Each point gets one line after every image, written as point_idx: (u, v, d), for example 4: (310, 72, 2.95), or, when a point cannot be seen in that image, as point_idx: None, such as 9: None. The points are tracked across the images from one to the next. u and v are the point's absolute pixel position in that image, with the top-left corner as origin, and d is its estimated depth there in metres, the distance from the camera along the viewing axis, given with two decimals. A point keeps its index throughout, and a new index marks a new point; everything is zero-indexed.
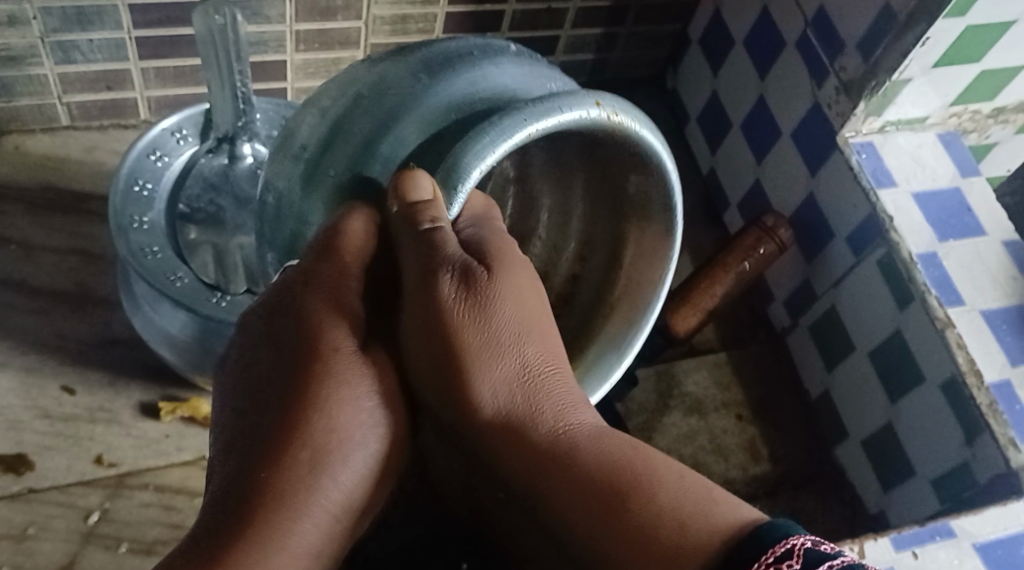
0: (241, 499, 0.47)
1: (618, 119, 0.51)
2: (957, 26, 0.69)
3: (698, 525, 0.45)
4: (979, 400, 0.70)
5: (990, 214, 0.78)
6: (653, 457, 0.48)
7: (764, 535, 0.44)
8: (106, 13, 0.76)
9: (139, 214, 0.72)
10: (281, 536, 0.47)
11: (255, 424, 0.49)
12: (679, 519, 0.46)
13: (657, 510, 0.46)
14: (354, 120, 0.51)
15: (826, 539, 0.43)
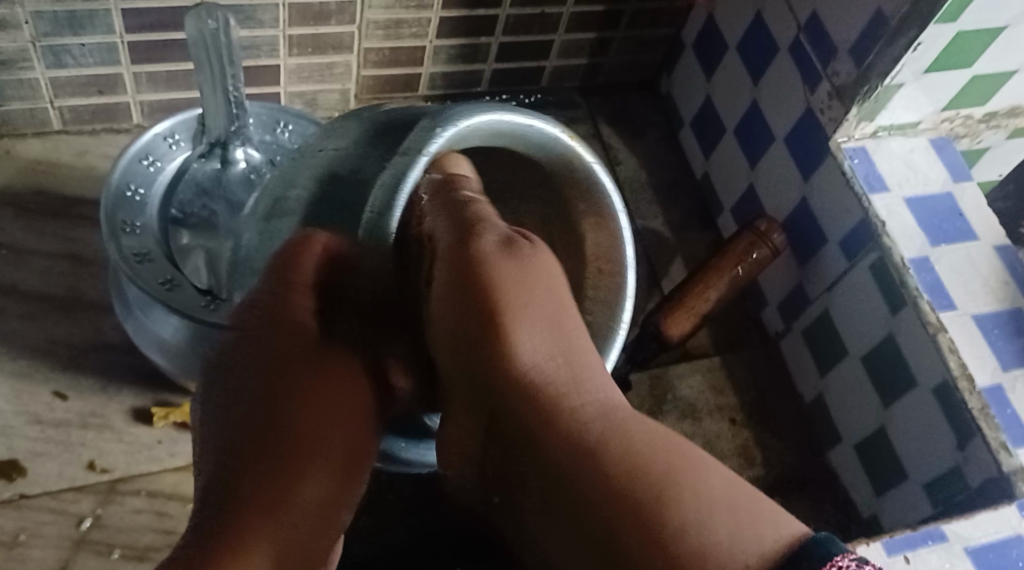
0: (216, 510, 0.52)
1: (520, 125, 0.62)
2: (949, 31, 0.70)
3: (727, 550, 0.52)
4: (971, 404, 0.71)
5: (982, 218, 0.78)
6: (643, 423, 0.57)
7: (826, 568, 0.48)
8: (98, 17, 0.76)
9: (130, 219, 0.72)
10: (285, 499, 0.54)
11: (253, 406, 0.57)
12: (704, 549, 0.52)
13: (661, 502, 0.53)
14: (301, 173, 0.62)
15: None
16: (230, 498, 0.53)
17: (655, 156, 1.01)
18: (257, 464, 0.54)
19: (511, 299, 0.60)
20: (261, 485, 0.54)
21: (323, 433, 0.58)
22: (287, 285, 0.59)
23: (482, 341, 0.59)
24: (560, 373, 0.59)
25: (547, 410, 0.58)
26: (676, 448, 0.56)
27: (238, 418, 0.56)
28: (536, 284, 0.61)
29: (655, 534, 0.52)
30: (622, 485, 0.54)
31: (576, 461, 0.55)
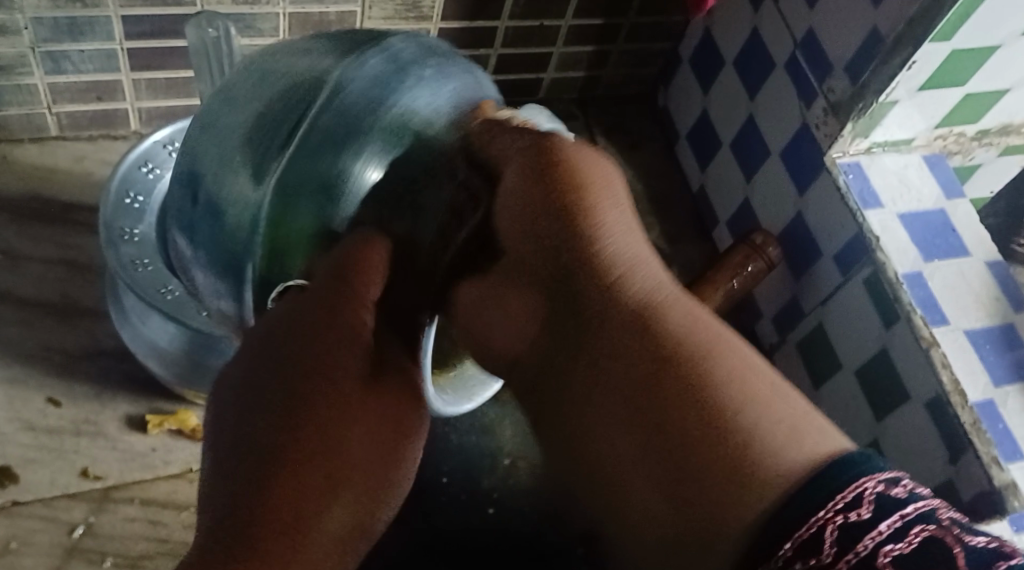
0: (246, 515, 0.47)
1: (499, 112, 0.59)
2: (943, 50, 0.70)
3: (773, 453, 0.44)
4: (963, 418, 0.71)
5: (975, 234, 0.79)
6: (716, 331, 0.50)
7: (846, 466, 0.42)
8: (99, 24, 0.76)
9: (129, 226, 0.73)
10: (322, 507, 0.48)
11: (280, 385, 0.50)
12: (749, 433, 0.45)
13: (725, 411, 0.46)
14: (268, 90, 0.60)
15: (897, 481, 0.42)
16: (256, 495, 0.47)
17: (650, 168, 1.02)
18: (286, 466, 0.48)
19: (582, 181, 0.55)
20: (293, 479, 0.48)
21: (353, 435, 0.50)
22: (350, 281, 0.53)
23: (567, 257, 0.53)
24: (626, 250, 0.53)
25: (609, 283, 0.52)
26: (733, 364, 0.48)
27: (265, 413, 0.50)
28: (606, 186, 0.55)
29: (709, 432, 0.46)
30: (706, 393, 0.47)
31: (635, 397, 0.49)
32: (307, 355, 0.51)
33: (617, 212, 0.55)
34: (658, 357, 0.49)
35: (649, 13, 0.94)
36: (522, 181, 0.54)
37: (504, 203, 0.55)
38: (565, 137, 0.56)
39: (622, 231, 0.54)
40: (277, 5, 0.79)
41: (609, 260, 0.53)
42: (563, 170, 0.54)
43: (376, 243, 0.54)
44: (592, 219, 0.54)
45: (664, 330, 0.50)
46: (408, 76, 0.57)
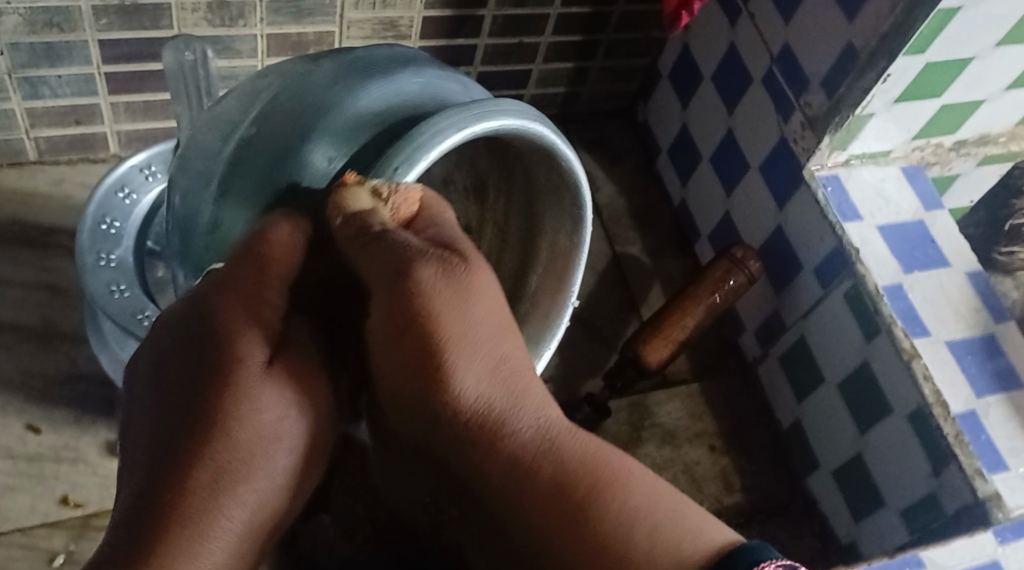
0: (151, 515, 0.47)
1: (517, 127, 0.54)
2: (917, 63, 0.71)
3: (663, 568, 0.51)
4: (945, 430, 0.71)
5: (953, 246, 0.79)
6: (602, 467, 0.53)
7: (741, 555, 0.50)
8: (75, 49, 0.76)
9: (107, 251, 0.72)
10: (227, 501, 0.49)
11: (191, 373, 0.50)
12: (629, 535, 0.51)
13: (621, 539, 0.51)
14: (231, 119, 0.57)
15: (802, 566, 0.49)
16: (163, 517, 0.47)
17: (632, 183, 1.02)
18: (192, 465, 0.48)
19: (434, 319, 0.50)
20: (203, 490, 0.48)
21: (262, 411, 0.50)
22: (257, 274, 0.51)
23: (440, 420, 0.53)
24: (502, 394, 0.53)
25: (490, 431, 0.53)
26: (638, 482, 0.53)
27: (172, 422, 0.49)
28: (473, 296, 0.51)
29: (592, 555, 0.51)
30: (591, 523, 0.52)
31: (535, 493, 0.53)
32: (212, 334, 0.50)
33: (488, 349, 0.52)
34: (542, 499, 0.52)
35: (628, 30, 0.94)
36: (383, 309, 0.50)
37: (377, 329, 0.51)
38: (427, 256, 0.50)
39: (483, 362, 0.52)
40: (254, 27, 0.79)
41: (489, 412, 0.53)
42: (417, 307, 0.49)
43: (295, 231, 0.52)
44: (451, 379, 0.51)
45: (559, 466, 0.53)
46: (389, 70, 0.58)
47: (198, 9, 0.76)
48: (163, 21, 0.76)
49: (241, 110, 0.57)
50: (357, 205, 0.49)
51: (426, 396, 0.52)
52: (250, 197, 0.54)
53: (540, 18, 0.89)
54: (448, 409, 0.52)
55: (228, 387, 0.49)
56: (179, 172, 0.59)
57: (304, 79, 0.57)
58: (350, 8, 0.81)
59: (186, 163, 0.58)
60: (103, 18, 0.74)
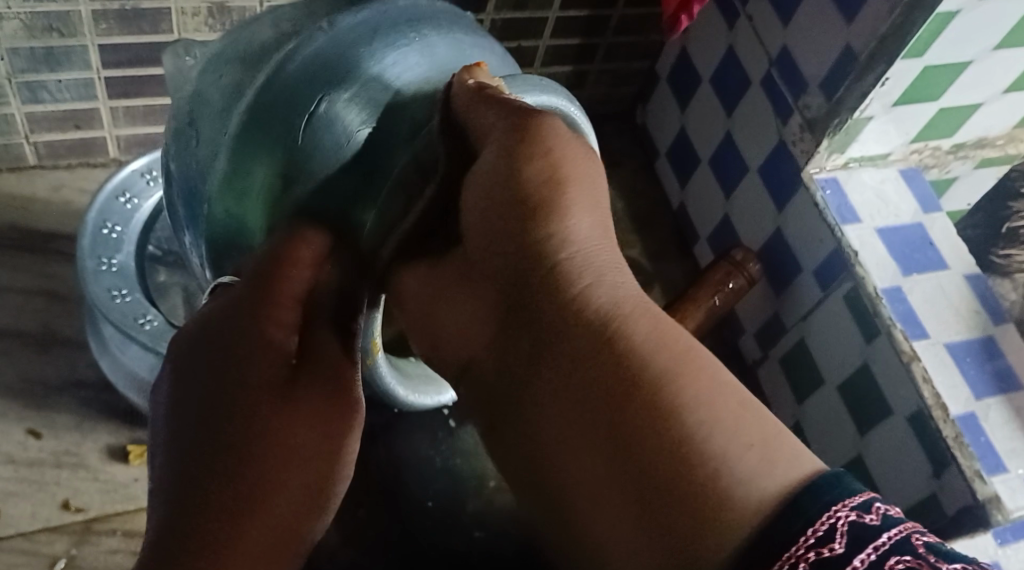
0: (179, 533, 0.46)
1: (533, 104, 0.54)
2: (915, 66, 0.71)
3: (747, 483, 0.44)
4: (944, 432, 0.72)
5: (951, 248, 0.80)
6: (713, 373, 0.47)
7: (822, 489, 0.43)
8: (75, 53, 0.76)
9: (107, 256, 0.72)
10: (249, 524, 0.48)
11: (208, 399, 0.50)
12: (717, 464, 0.44)
13: (714, 456, 0.44)
14: (252, 67, 0.55)
15: (870, 507, 0.42)
16: (213, 490, 0.48)
17: (631, 186, 1.02)
18: (228, 442, 0.49)
19: (557, 184, 0.50)
20: (240, 468, 0.48)
21: (283, 432, 0.50)
22: (268, 297, 0.52)
23: (524, 274, 0.50)
24: (602, 250, 0.50)
25: (557, 286, 0.49)
26: (720, 375, 0.47)
27: (204, 408, 0.50)
28: (586, 172, 0.51)
29: (685, 474, 0.44)
30: (677, 424, 0.45)
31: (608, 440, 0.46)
32: (221, 332, 0.51)
33: (589, 218, 0.50)
34: (621, 404, 0.46)
35: (626, 33, 0.95)
36: (494, 158, 0.50)
37: (474, 185, 0.50)
38: (540, 115, 0.51)
39: (592, 213, 0.50)
40: None
41: (563, 267, 0.49)
42: (531, 200, 0.50)
43: (307, 242, 0.52)
44: (560, 219, 0.49)
45: (636, 369, 0.46)
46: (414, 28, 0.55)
47: (198, 14, 0.76)
48: (163, 26, 0.76)
49: (259, 59, 0.55)
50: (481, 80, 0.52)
51: (524, 251, 0.50)
52: (256, 154, 0.53)
53: (539, 21, 0.90)
54: (534, 243, 0.49)
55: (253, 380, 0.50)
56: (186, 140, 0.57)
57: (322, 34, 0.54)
58: None
59: (195, 117, 0.56)
60: (103, 23, 0.74)
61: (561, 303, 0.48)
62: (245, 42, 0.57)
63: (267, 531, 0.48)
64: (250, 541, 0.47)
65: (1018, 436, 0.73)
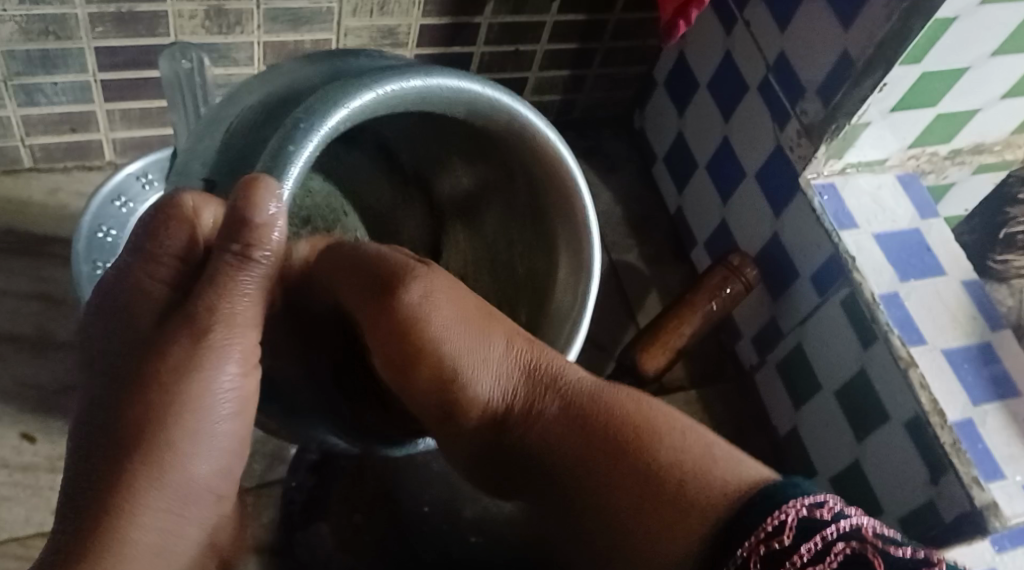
0: (108, 463, 0.50)
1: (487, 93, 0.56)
2: (913, 72, 0.71)
3: (717, 488, 0.54)
4: (942, 438, 0.71)
5: (948, 254, 0.80)
6: (663, 431, 0.58)
7: (779, 492, 0.52)
8: (71, 56, 0.76)
9: (104, 259, 0.72)
10: (175, 464, 0.51)
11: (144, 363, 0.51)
12: (704, 482, 0.55)
13: (681, 486, 0.55)
14: (228, 104, 0.56)
15: (821, 505, 0.51)
16: (108, 479, 0.49)
17: (629, 191, 1.02)
18: (127, 436, 0.50)
19: (427, 326, 0.57)
20: (141, 464, 0.49)
21: (217, 396, 0.52)
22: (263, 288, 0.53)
23: (459, 419, 0.59)
24: (520, 383, 0.59)
25: (498, 422, 0.60)
26: (674, 432, 0.58)
27: (106, 391, 0.51)
28: (466, 300, 0.59)
29: (655, 502, 0.55)
30: (634, 460, 0.57)
31: (623, 483, 0.56)
32: (131, 315, 0.52)
33: (496, 354, 0.59)
34: (611, 460, 0.57)
35: (623, 38, 0.95)
36: (381, 345, 0.58)
37: (372, 332, 0.58)
38: (415, 280, 0.57)
39: (499, 360, 0.59)
40: (251, 34, 0.80)
41: (499, 410, 0.60)
42: (407, 328, 0.57)
43: (269, 227, 0.50)
44: (468, 395, 0.59)
45: (615, 435, 0.58)
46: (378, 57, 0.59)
47: (195, 17, 0.76)
48: (160, 29, 0.76)
49: (237, 95, 0.57)
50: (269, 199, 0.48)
51: (455, 406, 0.59)
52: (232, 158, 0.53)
53: (536, 26, 0.90)
54: (466, 410, 0.59)
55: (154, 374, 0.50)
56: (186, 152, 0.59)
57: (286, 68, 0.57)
58: (347, 16, 0.81)
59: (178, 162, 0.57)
60: (99, 26, 0.74)
61: (485, 415, 0.60)
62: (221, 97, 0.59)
63: (155, 514, 0.50)
64: (177, 480, 0.51)
65: (1016, 442, 0.73)
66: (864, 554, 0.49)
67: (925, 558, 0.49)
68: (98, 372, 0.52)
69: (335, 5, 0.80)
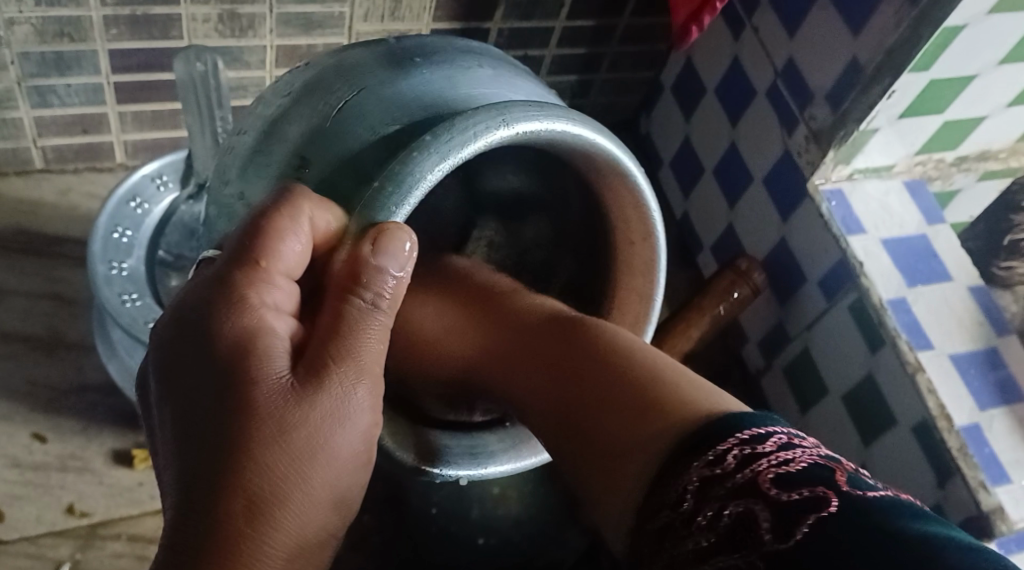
0: (216, 491, 0.47)
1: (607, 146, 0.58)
2: (921, 79, 0.72)
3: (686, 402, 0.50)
4: (949, 443, 0.72)
5: (955, 259, 0.80)
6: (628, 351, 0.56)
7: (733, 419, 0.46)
8: (85, 58, 0.76)
9: (119, 260, 0.73)
10: (287, 495, 0.48)
11: (221, 385, 0.48)
12: (653, 386, 0.52)
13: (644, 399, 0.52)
14: (355, 118, 0.57)
15: (766, 437, 0.45)
16: (216, 535, 0.46)
17: None
18: (234, 489, 0.47)
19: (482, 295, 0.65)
20: (248, 518, 0.47)
21: (319, 403, 0.49)
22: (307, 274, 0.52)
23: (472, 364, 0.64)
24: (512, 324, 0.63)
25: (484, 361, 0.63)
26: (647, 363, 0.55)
27: (198, 437, 0.48)
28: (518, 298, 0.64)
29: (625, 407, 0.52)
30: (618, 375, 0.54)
31: (601, 406, 0.54)
32: (221, 345, 0.49)
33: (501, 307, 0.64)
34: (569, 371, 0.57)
35: (631, 43, 0.95)
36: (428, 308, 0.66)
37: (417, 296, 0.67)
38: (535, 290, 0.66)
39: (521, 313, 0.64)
40: (263, 38, 0.80)
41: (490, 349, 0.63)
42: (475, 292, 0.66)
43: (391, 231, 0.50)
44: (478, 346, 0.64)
45: (579, 348, 0.58)
46: (473, 70, 0.60)
47: (209, 20, 0.77)
48: (173, 32, 0.76)
49: (369, 113, 0.57)
50: (387, 239, 0.50)
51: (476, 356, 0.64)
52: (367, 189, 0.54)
53: (546, 30, 0.90)
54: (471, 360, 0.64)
55: (263, 411, 0.48)
56: (316, 62, 0.62)
57: (438, 91, 0.58)
58: (358, 20, 0.82)
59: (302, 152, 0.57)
60: (114, 28, 0.75)
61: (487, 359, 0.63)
62: (333, 89, 0.59)
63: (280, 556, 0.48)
64: (283, 520, 0.48)
65: (1021, 447, 0.73)
66: (754, 515, 0.42)
67: (833, 495, 0.42)
68: (186, 412, 0.49)
69: (347, 9, 0.80)
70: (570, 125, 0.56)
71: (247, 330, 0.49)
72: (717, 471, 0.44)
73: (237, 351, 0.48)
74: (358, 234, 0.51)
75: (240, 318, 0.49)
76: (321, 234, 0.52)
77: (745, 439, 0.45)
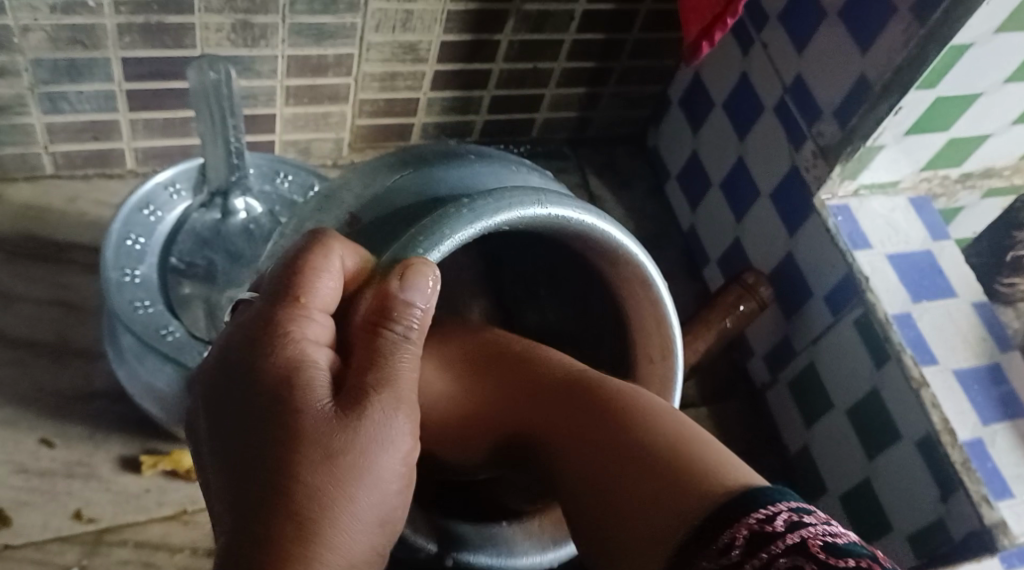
0: (265, 514, 0.46)
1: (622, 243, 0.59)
2: (928, 97, 0.72)
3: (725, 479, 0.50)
4: (953, 457, 0.73)
5: (961, 276, 0.81)
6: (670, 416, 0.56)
7: (759, 498, 0.48)
8: (98, 65, 0.77)
9: (130, 267, 0.73)
10: (336, 517, 0.47)
11: (266, 411, 0.48)
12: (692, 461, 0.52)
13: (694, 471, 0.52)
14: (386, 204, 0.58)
15: (772, 519, 0.46)
16: (268, 557, 0.45)
17: (641, 208, 1.03)
18: (283, 509, 0.46)
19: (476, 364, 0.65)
20: (300, 543, 0.46)
21: (363, 428, 0.48)
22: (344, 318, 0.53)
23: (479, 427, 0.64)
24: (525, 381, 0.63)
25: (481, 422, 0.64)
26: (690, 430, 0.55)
27: (245, 470, 0.47)
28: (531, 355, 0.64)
29: (666, 476, 0.52)
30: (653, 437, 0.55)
31: (627, 467, 0.54)
32: (263, 373, 0.49)
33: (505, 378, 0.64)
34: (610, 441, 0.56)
35: (639, 57, 0.96)
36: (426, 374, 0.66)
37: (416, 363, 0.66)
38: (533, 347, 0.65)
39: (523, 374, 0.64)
40: (275, 48, 0.80)
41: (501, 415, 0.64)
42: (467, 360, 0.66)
43: (419, 267, 0.51)
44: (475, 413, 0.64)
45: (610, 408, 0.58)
46: (494, 166, 0.62)
47: (222, 30, 0.77)
48: (186, 40, 0.77)
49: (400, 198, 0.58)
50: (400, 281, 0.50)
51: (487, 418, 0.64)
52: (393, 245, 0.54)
53: (555, 44, 0.91)
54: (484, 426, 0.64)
55: (307, 435, 0.47)
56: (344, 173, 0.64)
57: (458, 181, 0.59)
58: (369, 31, 0.82)
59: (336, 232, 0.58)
60: (127, 37, 0.75)
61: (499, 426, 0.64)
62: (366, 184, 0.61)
63: None
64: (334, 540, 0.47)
65: None
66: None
67: None
68: (232, 449, 0.48)
69: (359, 21, 0.81)
70: (582, 211, 0.56)
71: (289, 356, 0.49)
72: (727, 556, 0.46)
73: (280, 377, 0.48)
74: (385, 271, 0.52)
75: (283, 350, 0.49)
76: (350, 271, 0.52)
77: (757, 519, 0.46)
